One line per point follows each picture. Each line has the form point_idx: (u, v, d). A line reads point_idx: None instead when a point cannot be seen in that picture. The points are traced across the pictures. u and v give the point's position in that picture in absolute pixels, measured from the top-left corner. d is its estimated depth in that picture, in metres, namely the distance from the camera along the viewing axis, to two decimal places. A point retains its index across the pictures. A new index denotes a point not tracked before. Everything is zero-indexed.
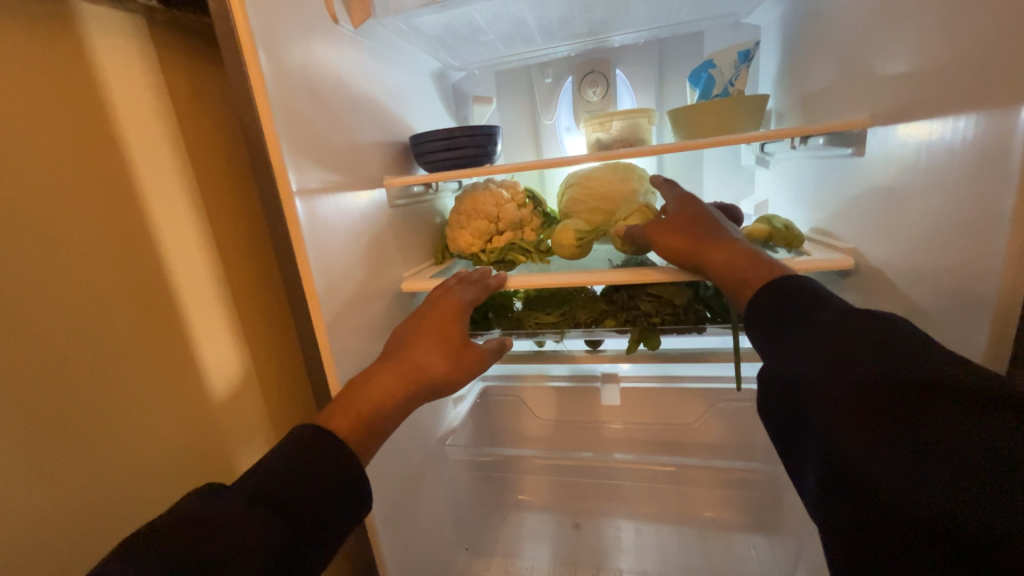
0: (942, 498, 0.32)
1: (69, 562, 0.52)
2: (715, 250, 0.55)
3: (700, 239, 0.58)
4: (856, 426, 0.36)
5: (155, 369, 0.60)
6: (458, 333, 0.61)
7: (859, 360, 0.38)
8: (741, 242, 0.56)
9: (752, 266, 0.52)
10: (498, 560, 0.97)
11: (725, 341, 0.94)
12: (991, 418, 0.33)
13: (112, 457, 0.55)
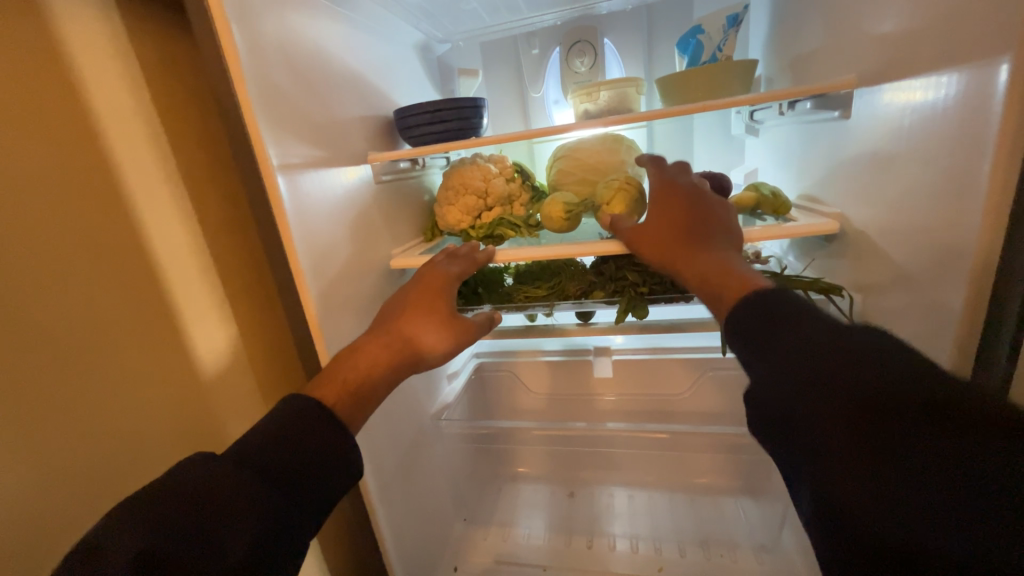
0: (964, 549, 0.27)
1: (66, 534, 0.53)
2: (695, 258, 0.52)
3: (683, 245, 0.55)
4: (844, 471, 0.31)
5: (143, 349, 0.60)
6: (445, 308, 0.61)
7: (831, 383, 0.33)
8: (724, 253, 0.52)
9: (725, 279, 0.47)
10: (495, 529, 0.99)
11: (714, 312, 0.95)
12: (992, 445, 0.27)
13: (102, 434, 0.56)
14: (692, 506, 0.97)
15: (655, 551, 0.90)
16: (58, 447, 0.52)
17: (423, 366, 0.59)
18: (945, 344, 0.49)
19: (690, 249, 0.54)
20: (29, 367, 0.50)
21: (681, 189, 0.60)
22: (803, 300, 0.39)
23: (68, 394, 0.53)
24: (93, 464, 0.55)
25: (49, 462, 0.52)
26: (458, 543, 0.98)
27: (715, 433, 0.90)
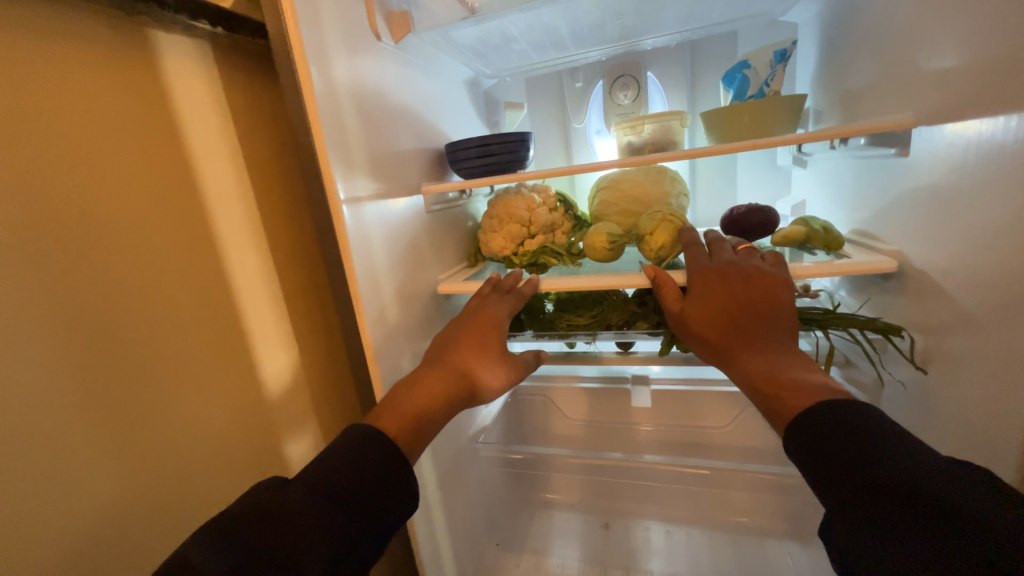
0: None
1: (146, 539, 0.57)
2: (756, 358, 0.52)
3: (740, 338, 0.54)
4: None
5: (215, 364, 0.66)
6: (495, 342, 0.64)
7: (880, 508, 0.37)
8: (782, 351, 0.52)
9: (792, 389, 0.47)
10: (529, 556, 0.99)
11: None
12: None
13: (179, 444, 0.61)
14: (734, 546, 0.93)
15: None
16: (142, 464, 0.56)
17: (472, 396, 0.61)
18: (1019, 393, 0.46)
19: (740, 342, 0.54)
20: (123, 388, 0.55)
21: (725, 269, 0.60)
22: (838, 410, 0.43)
23: (154, 414, 0.58)
24: (170, 480, 0.59)
25: (133, 480, 0.55)
26: (490, 567, 0.97)
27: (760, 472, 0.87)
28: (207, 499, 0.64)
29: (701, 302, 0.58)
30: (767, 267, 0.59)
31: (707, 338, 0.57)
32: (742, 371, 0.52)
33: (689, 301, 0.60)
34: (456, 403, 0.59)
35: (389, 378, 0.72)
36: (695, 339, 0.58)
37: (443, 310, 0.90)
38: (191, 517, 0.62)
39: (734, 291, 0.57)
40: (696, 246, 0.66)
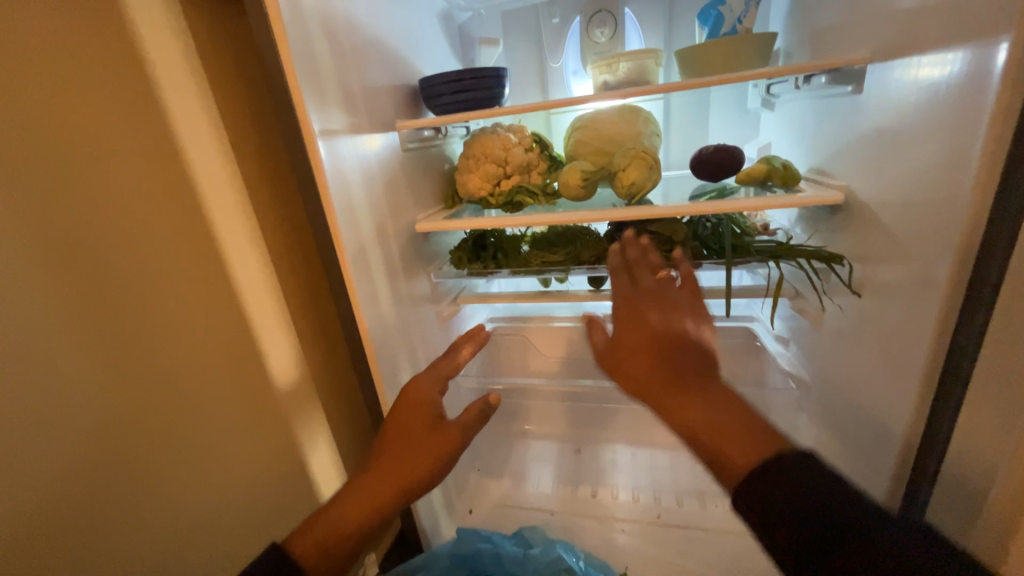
0: None
1: (140, 456, 0.61)
2: (691, 404, 0.45)
3: (669, 377, 0.47)
4: None
5: (196, 300, 0.67)
6: (423, 421, 0.63)
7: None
8: (718, 391, 0.45)
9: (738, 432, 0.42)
10: (508, 478, 1.08)
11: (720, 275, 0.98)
12: None
13: (166, 373, 0.64)
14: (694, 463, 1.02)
15: (655, 500, 0.98)
16: (134, 391, 0.60)
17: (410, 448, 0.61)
18: (931, 309, 0.53)
19: (670, 387, 0.46)
20: (107, 322, 0.57)
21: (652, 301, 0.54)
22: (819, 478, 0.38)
23: (141, 347, 0.61)
24: (162, 408, 0.64)
25: (127, 407, 0.60)
26: (474, 490, 1.06)
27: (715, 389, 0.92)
28: (196, 425, 0.68)
29: (626, 342, 0.52)
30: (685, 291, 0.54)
31: (636, 380, 0.49)
32: (682, 416, 0.45)
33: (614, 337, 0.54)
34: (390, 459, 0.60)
35: (371, 312, 0.75)
36: (623, 375, 0.51)
37: (421, 250, 0.92)
38: (190, 442, 0.67)
39: (656, 329, 0.51)
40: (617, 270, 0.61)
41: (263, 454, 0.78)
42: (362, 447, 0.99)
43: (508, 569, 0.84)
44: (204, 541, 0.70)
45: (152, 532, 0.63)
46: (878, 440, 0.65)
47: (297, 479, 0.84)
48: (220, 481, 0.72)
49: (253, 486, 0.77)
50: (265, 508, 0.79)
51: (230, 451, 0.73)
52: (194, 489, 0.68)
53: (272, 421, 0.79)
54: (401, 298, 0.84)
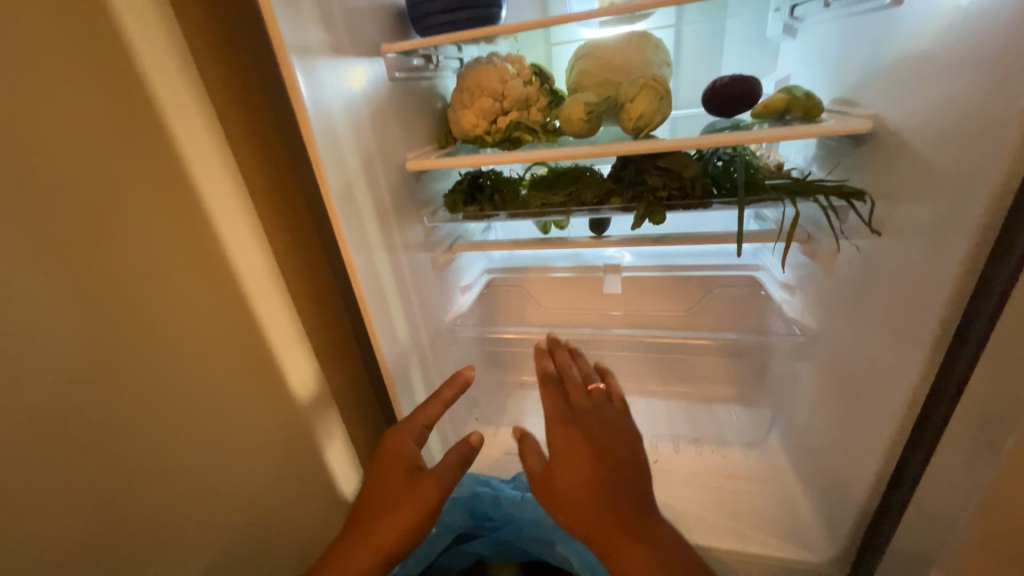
0: None
1: (141, 416, 0.56)
2: (632, 558, 0.56)
3: (614, 529, 0.57)
4: None
5: (181, 246, 0.60)
6: (399, 478, 0.66)
7: None
8: (649, 532, 0.58)
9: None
10: (505, 427, 1.08)
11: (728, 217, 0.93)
12: None
13: (159, 327, 0.58)
14: (689, 410, 1.03)
15: (651, 446, 0.98)
16: (128, 339, 0.54)
17: (388, 514, 0.64)
18: (960, 245, 0.49)
19: (615, 528, 0.57)
20: (89, 260, 0.51)
21: (583, 426, 0.66)
22: None
23: (128, 291, 0.54)
24: (161, 359, 0.58)
25: (123, 357, 0.54)
26: (472, 438, 1.06)
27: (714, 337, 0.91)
28: (196, 382, 0.62)
29: (568, 473, 0.61)
30: (609, 413, 0.68)
31: (582, 518, 0.58)
32: (616, 558, 0.56)
33: (556, 466, 0.62)
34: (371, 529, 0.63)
35: (361, 254, 0.72)
36: (563, 506, 0.60)
37: (414, 193, 0.86)
38: (194, 396, 0.62)
39: (594, 455, 0.62)
40: (556, 398, 0.71)
41: (268, 413, 0.74)
42: (361, 400, 0.96)
43: (506, 511, 0.84)
44: (217, 500, 0.66)
45: (164, 491, 0.58)
46: (877, 384, 0.63)
47: (303, 439, 0.80)
48: (227, 439, 0.67)
49: (262, 444, 0.72)
50: (273, 467, 0.75)
51: (235, 409, 0.68)
52: (203, 446, 0.63)
53: (270, 381, 0.74)
54: (392, 243, 0.80)
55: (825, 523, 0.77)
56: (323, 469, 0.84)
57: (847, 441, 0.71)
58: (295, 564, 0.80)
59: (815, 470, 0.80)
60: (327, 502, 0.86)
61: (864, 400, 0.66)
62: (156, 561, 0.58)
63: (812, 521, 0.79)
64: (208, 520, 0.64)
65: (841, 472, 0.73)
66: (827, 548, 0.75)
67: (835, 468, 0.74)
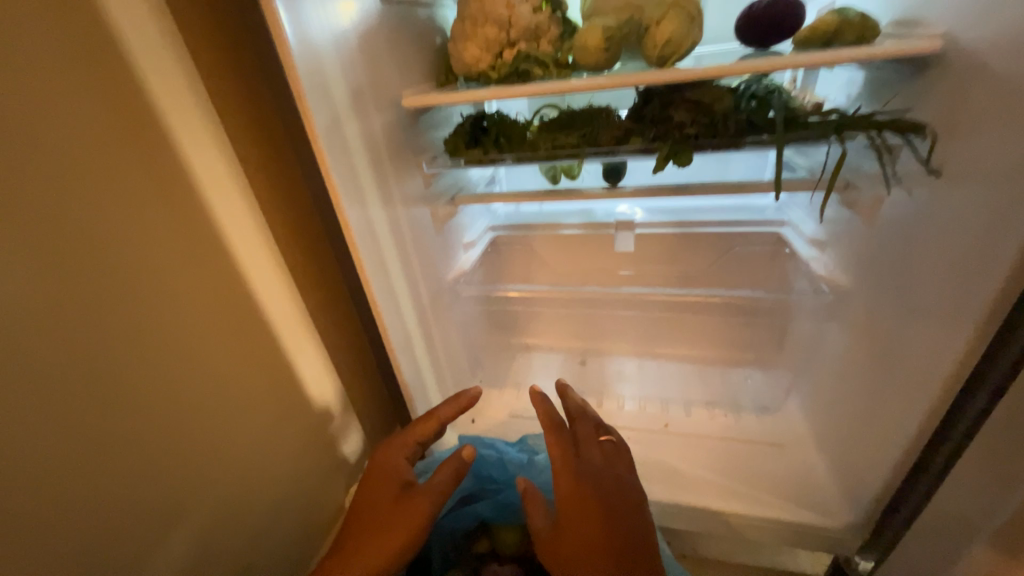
0: None
1: (121, 371, 0.52)
2: None
3: None
4: None
5: (152, 186, 0.55)
6: (388, 492, 0.68)
7: None
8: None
9: None
10: (510, 389, 1.05)
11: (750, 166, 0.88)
12: None
13: (136, 276, 0.53)
14: (701, 375, 0.99)
15: (662, 410, 0.95)
16: (96, 281, 0.49)
17: (378, 526, 0.65)
18: None
19: None
20: (43, 190, 0.45)
21: (594, 479, 0.61)
22: None
23: (93, 229, 0.49)
24: (136, 304, 0.53)
25: (93, 300, 0.49)
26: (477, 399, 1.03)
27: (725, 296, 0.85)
28: (182, 335, 0.58)
29: (580, 536, 0.58)
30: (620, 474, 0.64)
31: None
32: None
33: (568, 526, 0.58)
34: (360, 542, 0.64)
35: (354, 200, 0.66)
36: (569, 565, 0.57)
37: (412, 137, 0.79)
38: (176, 345, 0.58)
39: (607, 517, 0.59)
40: (569, 443, 0.64)
41: (260, 369, 0.71)
42: (360, 361, 0.93)
43: (513, 474, 0.82)
44: (208, 455, 0.63)
45: (148, 445, 0.55)
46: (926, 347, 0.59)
47: (297, 396, 0.77)
48: (215, 392, 0.63)
49: (252, 399, 0.69)
50: (267, 426, 0.72)
51: (225, 364, 0.65)
52: (188, 400, 0.60)
53: (260, 335, 0.70)
54: (388, 190, 0.74)
55: (845, 488, 0.74)
56: (318, 423, 0.82)
57: (881, 405, 0.66)
58: (298, 525, 0.79)
59: (839, 435, 0.76)
60: (326, 462, 0.84)
61: (908, 364, 0.62)
62: (148, 519, 0.55)
63: (831, 486, 0.77)
64: (199, 476, 0.61)
65: (871, 438, 0.69)
66: (846, 513, 0.73)
67: (865, 433, 0.70)
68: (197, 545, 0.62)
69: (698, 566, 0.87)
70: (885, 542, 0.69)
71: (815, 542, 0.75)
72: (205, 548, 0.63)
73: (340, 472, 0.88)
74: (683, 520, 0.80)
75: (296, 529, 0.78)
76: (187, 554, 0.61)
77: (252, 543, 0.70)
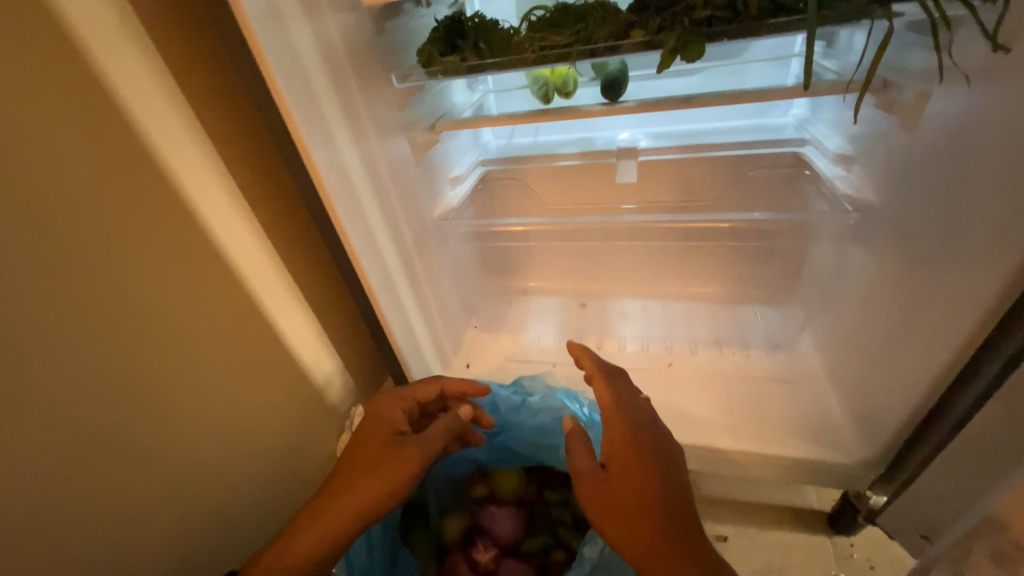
0: None
1: (49, 307, 0.48)
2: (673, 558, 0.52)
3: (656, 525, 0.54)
4: None
5: (71, 104, 0.49)
6: (377, 441, 0.66)
7: None
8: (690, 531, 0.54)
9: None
10: (506, 333, 1.00)
11: (763, 77, 0.80)
12: None
13: (57, 206, 0.48)
14: (709, 314, 0.93)
15: (666, 349, 0.90)
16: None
17: (368, 475, 0.62)
18: None
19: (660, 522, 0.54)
20: None
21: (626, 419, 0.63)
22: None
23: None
24: (51, 250, 0.48)
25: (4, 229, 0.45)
26: (472, 345, 0.98)
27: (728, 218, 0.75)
28: (126, 272, 0.54)
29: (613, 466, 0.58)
30: (651, 424, 0.62)
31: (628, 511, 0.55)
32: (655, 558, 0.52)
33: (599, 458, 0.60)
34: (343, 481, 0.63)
35: (312, 118, 0.57)
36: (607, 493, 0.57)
37: (379, 48, 0.69)
38: (111, 295, 0.53)
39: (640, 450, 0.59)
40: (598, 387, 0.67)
41: (228, 312, 0.66)
42: (343, 308, 0.88)
43: (506, 417, 0.78)
44: (171, 408, 0.60)
45: (96, 401, 0.52)
46: (977, 271, 0.51)
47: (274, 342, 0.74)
48: (171, 345, 0.60)
49: (219, 349, 0.66)
50: (240, 372, 0.69)
51: (185, 308, 0.61)
52: (139, 354, 0.56)
53: (223, 277, 0.65)
54: (355, 111, 0.65)
55: (862, 424, 0.70)
56: (300, 373, 0.79)
57: (917, 337, 0.60)
58: (282, 472, 0.77)
59: (858, 370, 0.71)
60: (313, 409, 0.82)
61: (954, 290, 0.54)
62: (104, 462, 0.54)
63: (845, 423, 0.73)
64: (163, 429, 0.59)
65: (896, 370, 0.64)
66: (861, 450, 0.69)
67: (890, 367, 0.65)
68: (173, 495, 0.61)
69: (703, 503, 0.86)
70: (902, 477, 0.66)
71: (825, 478, 0.72)
72: (183, 498, 0.62)
73: (329, 422, 0.86)
74: (687, 460, 0.78)
75: (284, 477, 0.78)
76: (164, 503, 0.60)
77: (236, 493, 0.69)
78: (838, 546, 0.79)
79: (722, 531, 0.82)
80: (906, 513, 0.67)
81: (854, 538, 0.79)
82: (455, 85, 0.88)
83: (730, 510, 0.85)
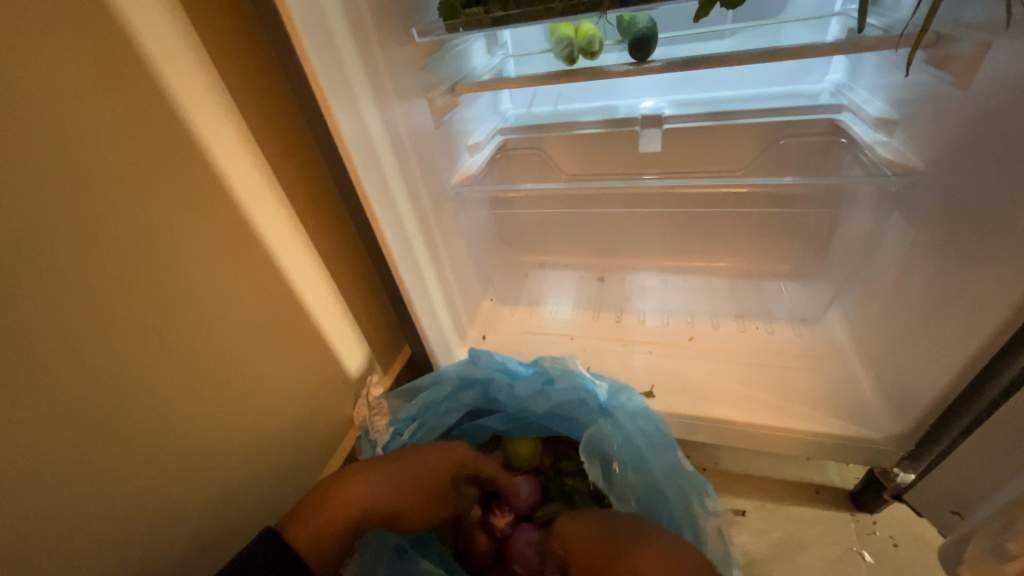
0: None
1: (78, 262, 0.48)
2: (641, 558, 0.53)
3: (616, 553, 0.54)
4: None
5: (101, 59, 0.48)
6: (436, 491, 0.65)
7: None
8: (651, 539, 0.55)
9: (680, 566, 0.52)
10: (523, 307, 0.98)
11: (796, 38, 0.77)
12: None
13: (89, 163, 0.48)
14: (732, 289, 0.91)
15: (687, 323, 0.88)
16: (9, 163, 0.42)
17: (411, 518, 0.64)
18: None
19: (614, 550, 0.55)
20: None
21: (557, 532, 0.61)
22: None
23: (25, 99, 0.43)
24: (82, 205, 0.48)
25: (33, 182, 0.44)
26: (488, 317, 0.97)
27: (757, 185, 0.72)
28: (156, 232, 0.55)
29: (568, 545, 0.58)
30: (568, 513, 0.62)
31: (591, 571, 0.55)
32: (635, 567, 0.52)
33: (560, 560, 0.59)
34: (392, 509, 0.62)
35: (336, 74, 0.56)
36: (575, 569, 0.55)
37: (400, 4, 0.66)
38: (137, 251, 0.53)
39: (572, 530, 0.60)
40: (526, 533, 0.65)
41: (251, 277, 0.66)
42: (361, 278, 0.87)
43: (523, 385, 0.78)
44: (195, 368, 0.60)
45: (125, 358, 0.53)
46: None
47: (294, 309, 0.73)
48: (193, 306, 0.59)
49: (238, 309, 0.65)
50: (262, 337, 0.69)
51: (209, 271, 0.61)
52: (167, 313, 0.57)
53: (246, 241, 0.65)
54: (377, 70, 0.63)
55: (892, 401, 0.68)
56: (318, 339, 0.79)
57: (958, 308, 0.57)
58: (302, 436, 0.78)
59: (892, 345, 0.69)
60: (331, 378, 0.82)
61: (1003, 257, 0.51)
62: (132, 419, 0.54)
63: (874, 399, 0.71)
64: (188, 390, 0.60)
65: (933, 343, 0.61)
66: (891, 426, 0.67)
67: (928, 341, 0.62)
68: (195, 451, 0.62)
69: (720, 478, 0.85)
70: (933, 454, 0.64)
71: (851, 454, 0.70)
72: (210, 456, 0.64)
73: (346, 388, 0.86)
74: (707, 434, 0.77)
75: (302, 440, 0.78)
76: (188, 461, 0.61)
77: (255, 453, 0.70)
78: (860, 522, 0.78)
79: (740, 505, 0.82)
80: (933, 489, 0.66)
81: (876, 517, 0.78)
82: (475, 47, 0.85)
83: (748, 485, 0.84)
